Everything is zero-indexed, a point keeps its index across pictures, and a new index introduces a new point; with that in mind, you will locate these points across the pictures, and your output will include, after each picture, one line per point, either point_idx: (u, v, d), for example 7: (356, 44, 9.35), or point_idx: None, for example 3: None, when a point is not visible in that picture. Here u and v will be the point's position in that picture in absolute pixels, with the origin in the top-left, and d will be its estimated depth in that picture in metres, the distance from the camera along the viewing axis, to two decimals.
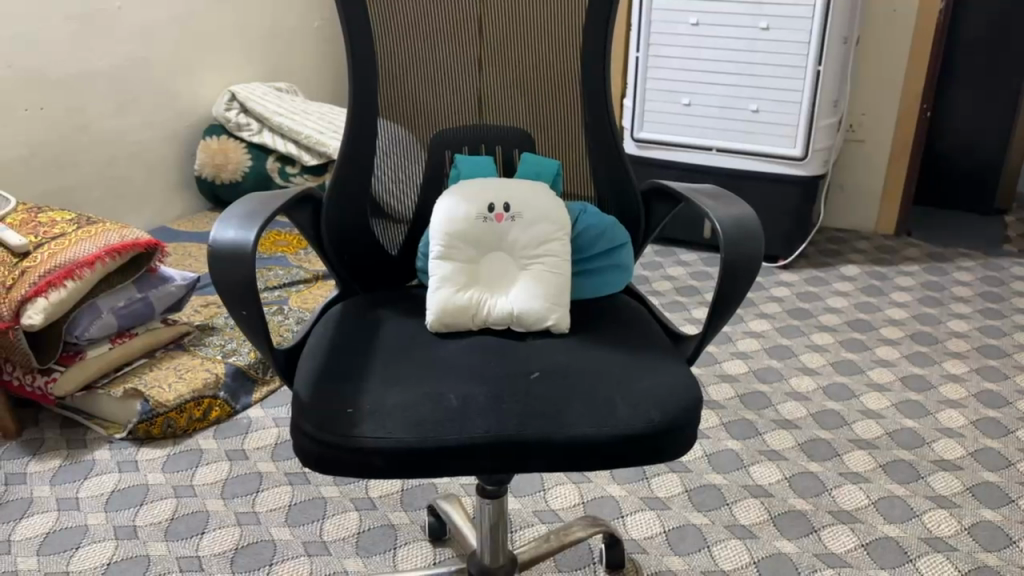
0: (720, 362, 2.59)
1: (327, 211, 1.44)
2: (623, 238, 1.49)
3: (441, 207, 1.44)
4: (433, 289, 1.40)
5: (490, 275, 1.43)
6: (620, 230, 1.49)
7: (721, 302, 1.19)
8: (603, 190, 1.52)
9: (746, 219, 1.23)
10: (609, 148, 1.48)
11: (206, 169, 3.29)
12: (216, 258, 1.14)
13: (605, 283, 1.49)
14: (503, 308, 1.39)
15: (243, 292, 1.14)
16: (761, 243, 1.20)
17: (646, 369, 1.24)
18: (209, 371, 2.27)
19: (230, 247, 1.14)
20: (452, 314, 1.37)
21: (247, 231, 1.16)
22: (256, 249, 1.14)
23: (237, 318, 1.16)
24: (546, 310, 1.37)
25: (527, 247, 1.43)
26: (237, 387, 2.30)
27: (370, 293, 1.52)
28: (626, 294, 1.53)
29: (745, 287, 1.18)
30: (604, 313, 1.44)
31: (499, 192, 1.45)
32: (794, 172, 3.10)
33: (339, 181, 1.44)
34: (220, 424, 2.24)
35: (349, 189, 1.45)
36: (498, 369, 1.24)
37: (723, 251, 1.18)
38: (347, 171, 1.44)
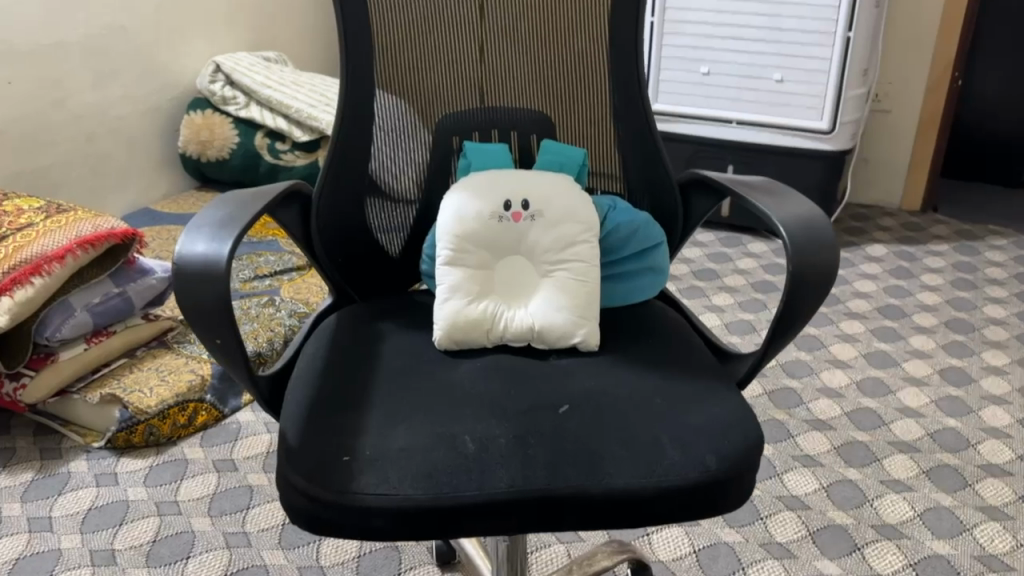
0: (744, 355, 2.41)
1: (319, 210, 1.25)
2: (658, 236, 1.30)
3: (449, 205, 1.25)
4: (441, 300, 1.22)
5: (507, 283, 1.25)
6: (655, 227, 1.30)
7: (784, 321, 1.01)
8: (634, 182, 1.33)
9: (814, 223, 1.04)
10: (641, 132, 1.29)
11: (191, 147, 3.08)
12: (183, 276, 0.95)
13: (641, 289, 1.31)
14: (522, 323, 1.21)
15: (217, 318, 0.95)
16: (832, 253, 1.01)
17: (693, 398, 1.06)
18: (194, 371, 2.09)
19: (199, 264, 0.96)
20: (463, 331, 1.19)
21: (220, 244, 0.98)
22: (229, 266, 0.95)
23: (211, 346, 0.98)
24: (572, 324, 1.19)
25: (549, 251, 1.23)
26: (226, 389, 2.13)
27: (369, 301, 1.34)
28: (660, 300, 1.35)
29: (814, 304, 1.01)
30: (637, 324, 1.26)
31: (517, 187, 1.26)
32: (820, 146, 2.89)
33: (331, 174, 1.25)
34: (207, 430, 2.06)
35: (343, 184, 1.27)
36: (520, 400, 1.06)
37: (790, 262, 0.99)
38: (340, 162, 1.25)
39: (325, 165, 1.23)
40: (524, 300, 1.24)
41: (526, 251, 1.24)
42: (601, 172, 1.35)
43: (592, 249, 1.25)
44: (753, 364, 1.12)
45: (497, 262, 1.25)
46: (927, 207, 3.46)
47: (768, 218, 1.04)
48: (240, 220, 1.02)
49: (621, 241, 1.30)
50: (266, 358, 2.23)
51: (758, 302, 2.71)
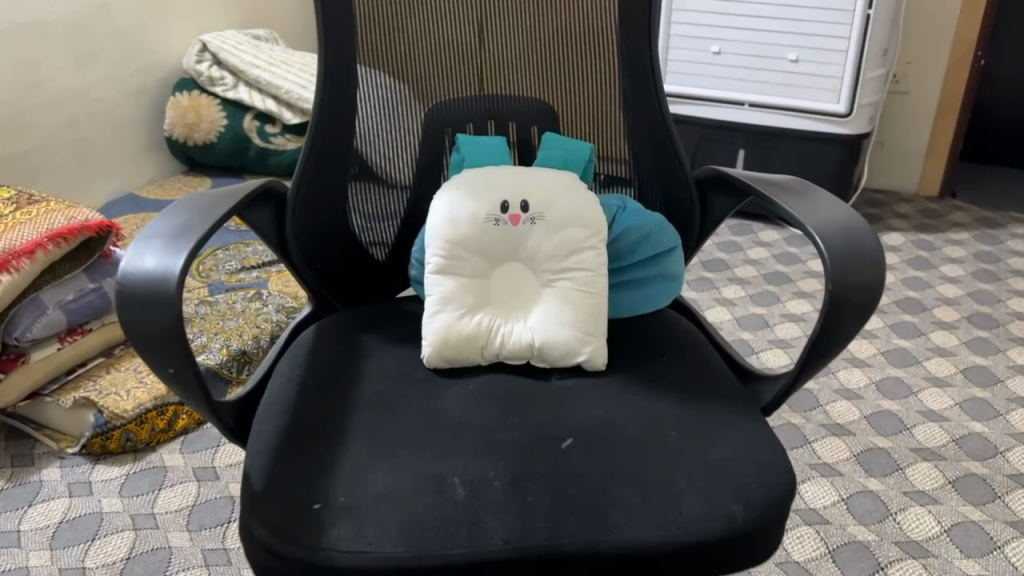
0: (757, 353, 2.28)
1: (294, 213, 1.12)
2: (671, 240, 1.17)
3: (440, 205, 1.12)
4: (430, 312, 1.10)
5: (505, 293, 1.12)
6: (669, 229, 1.18)
7: (820, 343, 0.89)
8: (646, 178, 1.20)
9: (855, 232, 0.91)
10: (655, 124, 1.15)
11: (176, 131, 2.93)
12: (129, 298, 0.83)
13: (654, 298, 1.18)
14: (521, 338, 1.08)
15: (169, 345, 0.82)
16: (877, 268, 0.88)
17: (714, 431, 0.94)
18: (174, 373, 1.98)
19: (147, 284, 0.83)
20: (454, 349, 1.07)
21: (172, 258, 0.85)
22: (182, 286, 0.83)
23: (163, 375, 0.86)
24: (576, 341, 1.06)
25: (551, 259, 1.10)
26: (208, 391, 2.01)
27: (352, 311, 1.21)
28: (674, 310, 1.22)
29: (855, 324, 0.88)
30: (650, 339, 1.13)
31: (515, 186, 1.12)
32: (837, 130, 2.75)
33: (308, 172, 1.12)
34: (187, 435, 1.95)
35: (321, 182, 1.14)
36: (518, 431, 0.94)
37: (831, 278, 0.86)
38: (318, 158, 1.12)
39: (300, 162, 1.10)
40: (523, 312, 1.11)
41: (525, 258, 1.11)
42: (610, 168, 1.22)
43: (600, 256, 1.11)
44: (781, 389, 1.00)
45: (493, 269, 1.12)
46: (946, 192, 3.32)
47: (802, 223, 0.91)
48: (197, 230, 0.89)
49: (632, 245, 1.17)
50: (250, 357, 2.10)
51: (771, 295, 2.58)
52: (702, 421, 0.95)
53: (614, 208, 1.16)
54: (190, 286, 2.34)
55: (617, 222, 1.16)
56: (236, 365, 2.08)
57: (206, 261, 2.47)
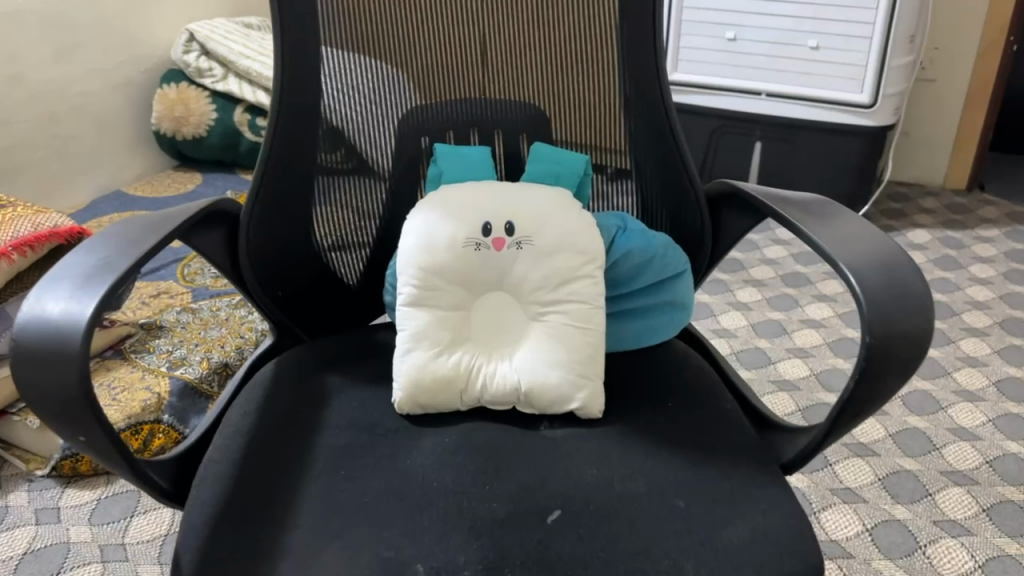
0: (775, 363, 2.13)
1: (249, 239, 0.99)
2: (679, 264, 1.03)
3: (413, 226, 0.98)
4: (402, 351, 0.96)
5: (487, 327, 0.98)
6: (677, 251, 1.03)
7: (852, 402, 0.75)
8: (649, 192, 1.06)
9: (898, 269, 0.76)
10: (661, 134, 1.01)
11: (164, 125, 2.78)
12: (30, 356, 0.70)
13: (660, 328, 1.03)
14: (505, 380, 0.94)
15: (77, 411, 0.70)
16: (925, 313, 0.74)
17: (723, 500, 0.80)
18: (149, 389, 1.85)
19: (50, 338, 0.70)
20: (428, 393, 0.93)
21: (83, 304, 0.72)
22: (91, 340, 0.70)
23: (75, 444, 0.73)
24: (568, 385, 0.92)
25: (539, 289, 0.96)
26: (187, 408, 1.87)
27: (319, 343, 1.08)
28: (681, 342, 1.07)
29: (895, 376, 0.74)
30: (652, 379, 0.99)
31: (498, 206, 0.98)
32: (860, 122, 2.58)
33: (265, 192, 0.98)
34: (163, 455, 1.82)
35: (279, 203, 1.00)
36: (499, 500, 0.80)
37: (872, 327, 0.72)
38: (276, 177, 0.98)
39: (254, 184, 0.96)
40: (509, 350, 0.97)
41: (510, 287, 0.97)
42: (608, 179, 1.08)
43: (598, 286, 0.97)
44: (803, 447, 0.86)
45: (473, 300, 0.98)
46: (974, 185, 3.15)
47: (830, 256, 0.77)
48: (119, 265, 0.77)
49: (635, 269, 1.02)
50: (232, 369, 1.96)
51: (790, 298, 2.42)
52: (709, 488, 0.82)
53: (614, 227, 1.01)
54: (171, 292, 2.20)
55: (618, 243, 1.01)
56: (217, 378, 1.94)
57: (189, 264, 2.33)
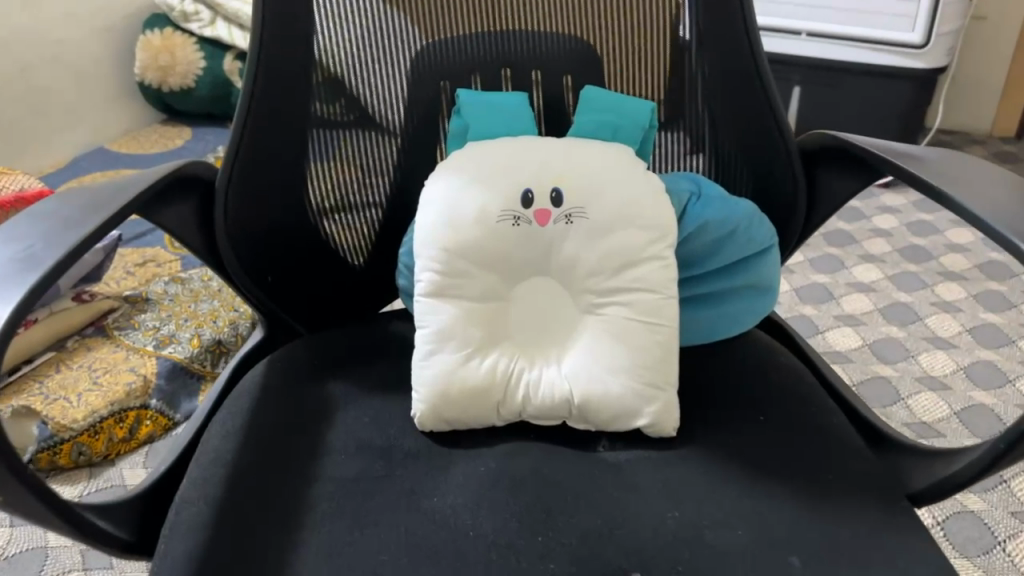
0: (824, 334, 1.93)
1: (227, 210, 0.80)
2: (766, 238, 0.83)
3: (433, 194, 0.78)
4: (422, 353, 0.76)
5: (527, 321, 0.78)
6: (763, 222, 0.83)
7: None
8: (727, 145, 0.85)
9: None
10: (741, 75, 0.80)
11: (148, 75, 2.42)
12: None
13: (738, 318, 0.84)
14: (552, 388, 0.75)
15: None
16: None
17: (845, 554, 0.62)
18: (133, 372, 1.63)
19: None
20: (457, 407, 0.75)
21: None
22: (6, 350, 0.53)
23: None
24: (634, 397, 0.73)
25: (595, 274, 0.75)
26: (176, 390, 1.67)
27: (320, 338, 0.88)
28: (761, 334, 0.88)
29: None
30: (735, 387, 0.80)
31: (541, 168, 0.77)
32: (905, 63, 2.15)
33: (244, 149, 0.79)
34: (151, 444, 1.62)
35: (263, 164, 0.81)
36: (559, 558, 0.61)
37: None
38: (258, 131, 0.79)
39: (230, 138, 0.77)
40: (556, 350, 0.77)
41: (556, 271, 0.77)
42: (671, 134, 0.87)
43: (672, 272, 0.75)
44: (942, 478, 0.68)
45: (511, 288, 0.78)
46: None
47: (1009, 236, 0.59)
48: (48, 251, 0.59)
49: (711, 245, 0.82)
50: (225, 348, 1.74)
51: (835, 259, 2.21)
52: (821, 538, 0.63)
53: (686, 193, 0.81)
54: (158, 261, 1.98)
55: (691, 213, 0.81)
56: (210, 357, 1.73)
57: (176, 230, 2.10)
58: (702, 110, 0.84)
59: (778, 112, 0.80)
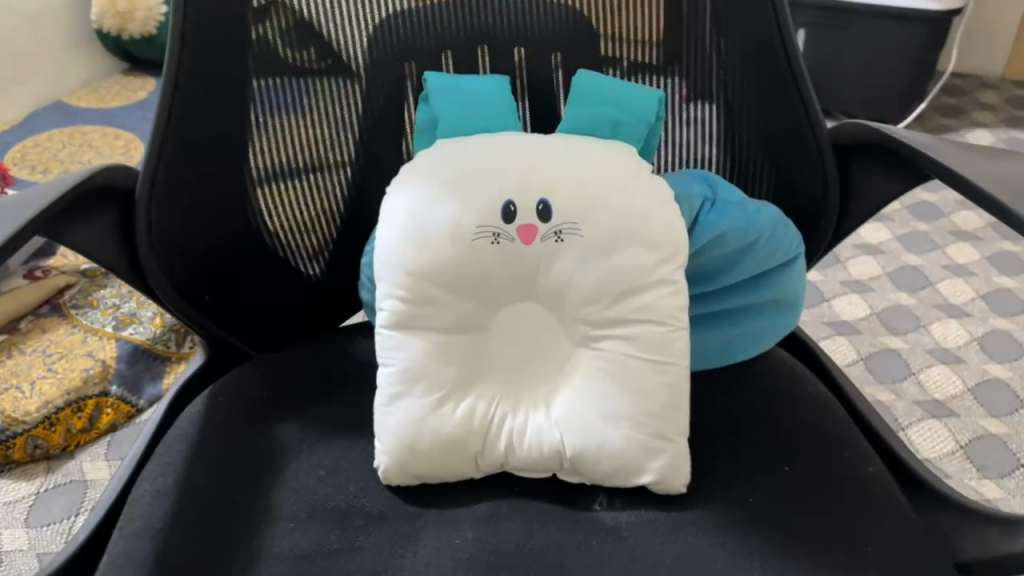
0: (844, 265, 1.61)
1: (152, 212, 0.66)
2: (793, 248, 0.70)
3: (396, 204, 0.64)
4: (385, 394, 0.64)
5: (508, 354, 0.66)
6: (788, 231, 0.70)
7: None
8: (744, 135, 0.73)
9: None
10: (766, 56, 0.68)
11: (108, 23, 1.95)
12: None
13: (754, 338, 0.73)
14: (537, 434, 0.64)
15: None
16: None
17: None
18: (92, 355, 1.23)
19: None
20: (427, 459, 0.63)
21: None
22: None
23: None
24: (637, 449, 0.62)
25: (591, 303, 0.63)
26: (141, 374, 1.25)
27: (271, 362, 0.76)
28: (789, 360, 0.76)
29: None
30: (754, 431, 0.69)
31: (526, 175, 0.63)
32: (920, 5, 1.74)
33: (171, 143, 0.65)
34: (117, 434, 1.21)
35: (197, 158, 0.67)
36: None
37: None
38: (186, 125, 0.65)
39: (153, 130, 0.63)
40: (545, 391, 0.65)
41: (543, 297, 0.65)
42: (680, 122, 0.74)
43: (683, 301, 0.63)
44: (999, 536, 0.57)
45: (490, 318, 0.65)
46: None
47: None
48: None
49: (726, 258, 0.69)
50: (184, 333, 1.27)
51: None
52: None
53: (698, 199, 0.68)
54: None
55: (705, 222, 0.68)
56: (174, 340, 1.30)
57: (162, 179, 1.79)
58: (715, 101, 0.72)
59: (809, 100, 0.68)
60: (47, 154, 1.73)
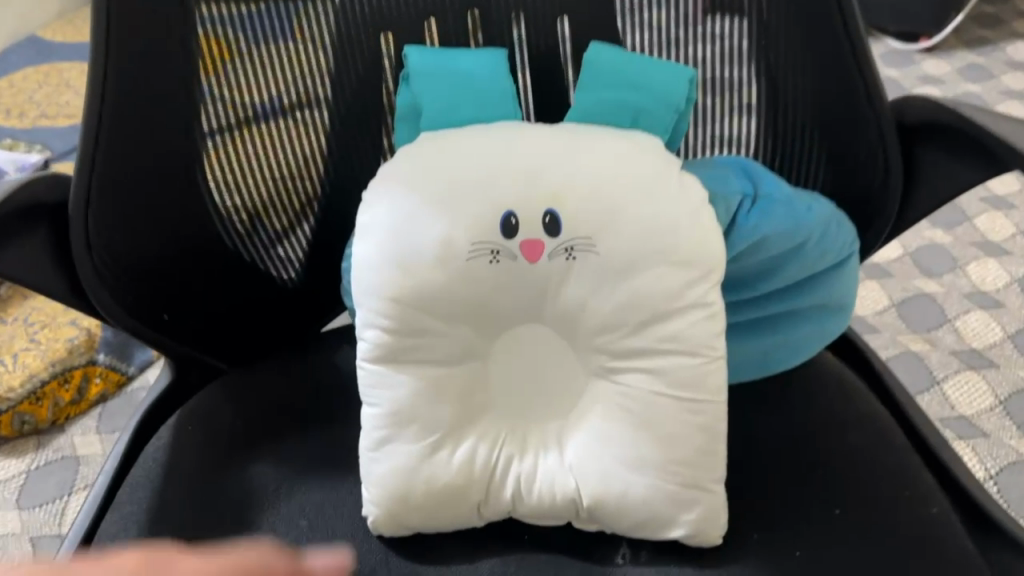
0: None
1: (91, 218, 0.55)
2: (845, 247, 0.60)
3: (375, 213, 0.54)
4: (370, 435, 0.55)
5: (512, 385, 0.56)
6: (841, 227, 0.60)
7: None
8: (795, 109, 0.61)
9: None
10: (820, 18, 0.56)
11: None
12: None
13: (794, 346, 0.63)
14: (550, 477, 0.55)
15: None
16: None
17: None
18: (76, 322, 1.04)
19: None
20: (422, 506, 0.55)
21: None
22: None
23: None
24: (668, 502, 0.53)
25: (611, 331, 0.53)
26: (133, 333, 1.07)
27: (248, 379, 0.67)
28: (846, 373, 0.66)
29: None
30: (800, 460, 0.60)
31: (528, 179, 0.52)
32: None
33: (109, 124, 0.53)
34: (109, 405, 1.03)
35: (146, 141, 0.55)
36: None
37: None
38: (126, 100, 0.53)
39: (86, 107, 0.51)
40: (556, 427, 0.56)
41: (554, 322, 0.54)
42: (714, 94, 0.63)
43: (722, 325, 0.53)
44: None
45: (489, 346, 0.56)
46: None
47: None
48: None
49: (766, 263, 0.59)
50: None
51: None
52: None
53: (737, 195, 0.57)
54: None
55: (744, 221, 0.57)
56: None
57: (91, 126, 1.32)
58: (750, 73, 0.61)
59: (865, 65, 0.56)
60: (24, 97, 1.35)
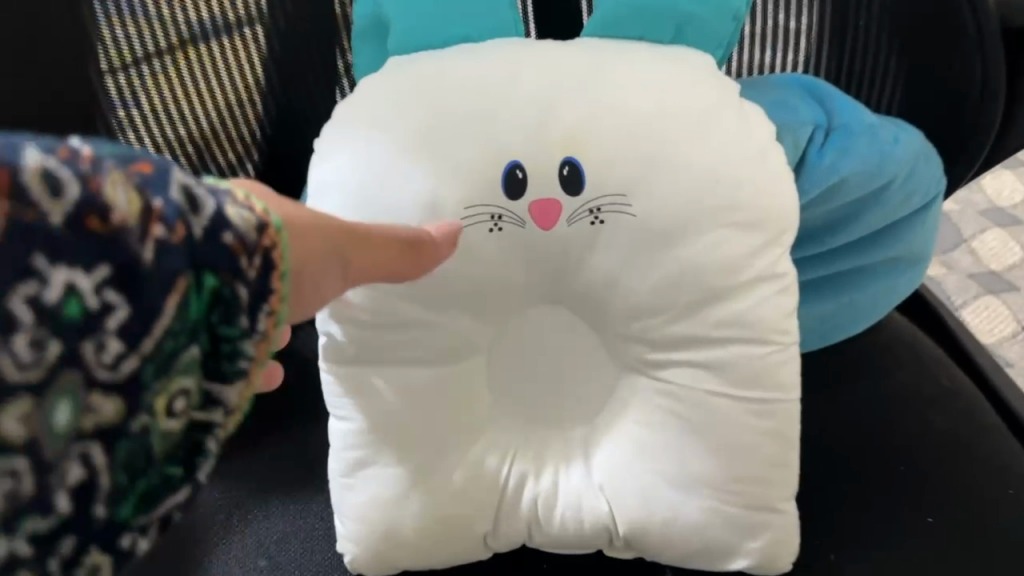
0: None
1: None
2: (937, 190, 0.47)
3: (337, 165, 0.40)
4: (344, 455, 0.43)
5: (523, 382, 0.44)
6: (934, 165, 0.46)
7: None
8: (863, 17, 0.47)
9: None
10: None
11: None
12: None
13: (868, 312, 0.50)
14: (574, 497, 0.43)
15: None
16: None
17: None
18: None
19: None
20: (412, 539, 0.43)
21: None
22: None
23: None
24: (732, 528, 0.42)
25: (655, 314, 0.40)
26: None
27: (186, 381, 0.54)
28: (927, 341, 0.56)
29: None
30: (876, 457, 0.49)
31: (540, 116, 0.39)
32: None
33: None
34: None
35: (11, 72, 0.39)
36: None
37: None
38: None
39: None
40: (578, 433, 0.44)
41: (573, 301, 0.42)
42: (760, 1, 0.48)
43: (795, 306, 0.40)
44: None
45: (492, 338, 0.43)
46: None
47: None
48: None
49: (842, 211, 0.45)
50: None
51: None
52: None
53: (807, 126, 0.44)
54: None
55: (816, 160, 0.44)
56: None
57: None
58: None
59: None
60: None
